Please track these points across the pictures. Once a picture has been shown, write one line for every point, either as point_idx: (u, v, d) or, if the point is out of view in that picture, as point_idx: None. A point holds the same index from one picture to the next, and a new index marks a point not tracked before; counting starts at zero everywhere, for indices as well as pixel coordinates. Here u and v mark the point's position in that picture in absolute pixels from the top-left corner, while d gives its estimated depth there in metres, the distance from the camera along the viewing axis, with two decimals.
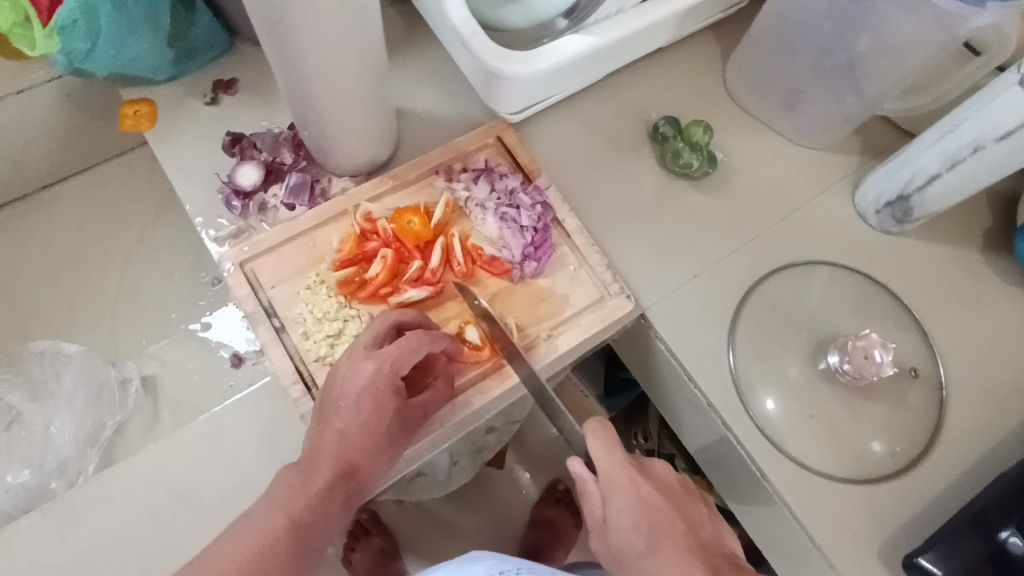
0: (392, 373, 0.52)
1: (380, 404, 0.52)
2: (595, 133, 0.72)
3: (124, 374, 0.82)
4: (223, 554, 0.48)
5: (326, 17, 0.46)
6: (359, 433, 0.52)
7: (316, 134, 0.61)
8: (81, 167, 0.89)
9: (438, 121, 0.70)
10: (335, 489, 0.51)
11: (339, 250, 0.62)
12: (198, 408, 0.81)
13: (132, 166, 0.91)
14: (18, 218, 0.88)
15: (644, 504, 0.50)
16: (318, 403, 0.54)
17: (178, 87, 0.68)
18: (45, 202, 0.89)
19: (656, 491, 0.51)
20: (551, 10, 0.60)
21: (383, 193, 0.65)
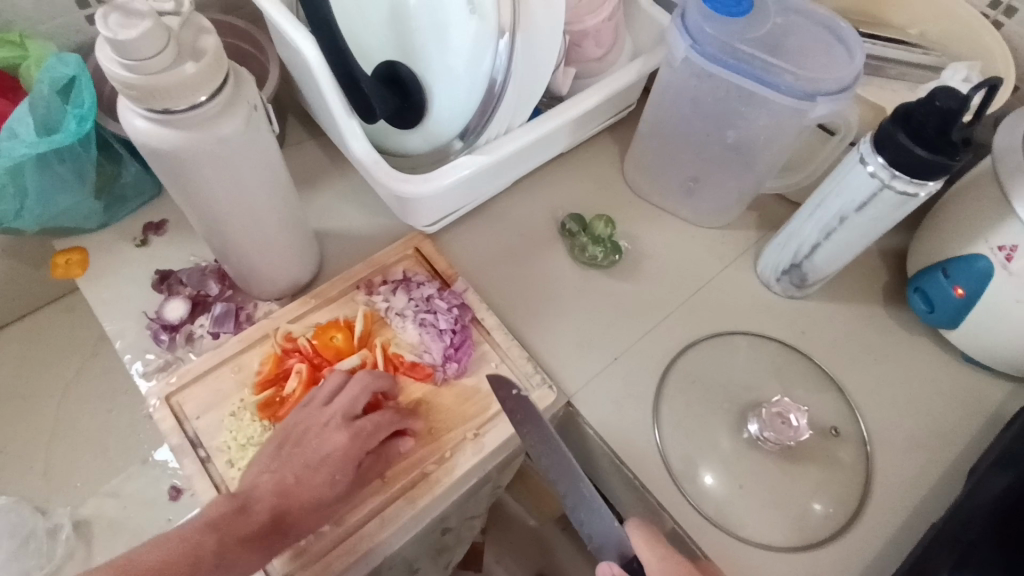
0: (365, 444, 0.57)
1: (341, 469, 0.56)
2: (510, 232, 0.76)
3: (54, 522, 0.82)
4: (142, 558, 0.50)
5: (225, 167, 0.51)
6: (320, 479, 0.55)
7: (236, 266, 0.64)
8: (25, 311, 0.91)
9: (360, 238, 0.75)
10: (262, 537, 0.52)
11: (261, 372, 0.63)
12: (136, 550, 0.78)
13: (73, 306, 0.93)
14: None
15: None
16: (279, 441, 0.57)
17: (110, 233, 0.73)
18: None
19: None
20: (445, 134, 0.65)
21: (304, 313, 0.67)
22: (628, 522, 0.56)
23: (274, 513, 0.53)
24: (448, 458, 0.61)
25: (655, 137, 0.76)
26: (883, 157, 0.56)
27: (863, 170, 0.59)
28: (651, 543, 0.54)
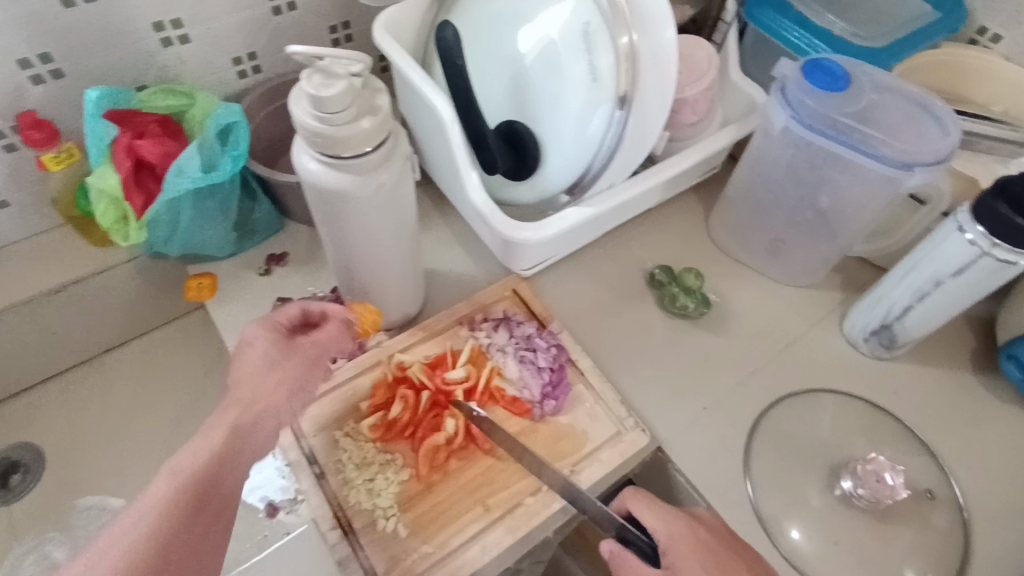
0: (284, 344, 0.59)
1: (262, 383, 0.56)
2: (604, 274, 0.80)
3: None
4: None
5: (374, 208, 0.57)
6: (267, 388, 0.55)
7: (357, 298, 0.71)
8: (146, 329, 0.95)
9: (463, 280, 0.80)
10: (194, 489, 0.49)
11: (372, 396, 0.68)
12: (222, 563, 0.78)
13: (189, 329, 0.97)
14: (79, 379, 0.93)
15: (701, 550, 0.54)
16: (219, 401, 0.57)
17: (237, 261, 0.79)
18: (108, 364, 0.94)
19: (708, 533, 0.56)
20: (554, 188, 0.71)
21: (411, 344, 0.72)
22: (626, 493, 0.59)
23: (208, 463, 0.51)
24: (545, 493, 0.63)
25: (744, 198, 0.81)
26: (982, 226, 0.59)
27: (960, 238, 0.62)
28: (649, 507, 0.58)
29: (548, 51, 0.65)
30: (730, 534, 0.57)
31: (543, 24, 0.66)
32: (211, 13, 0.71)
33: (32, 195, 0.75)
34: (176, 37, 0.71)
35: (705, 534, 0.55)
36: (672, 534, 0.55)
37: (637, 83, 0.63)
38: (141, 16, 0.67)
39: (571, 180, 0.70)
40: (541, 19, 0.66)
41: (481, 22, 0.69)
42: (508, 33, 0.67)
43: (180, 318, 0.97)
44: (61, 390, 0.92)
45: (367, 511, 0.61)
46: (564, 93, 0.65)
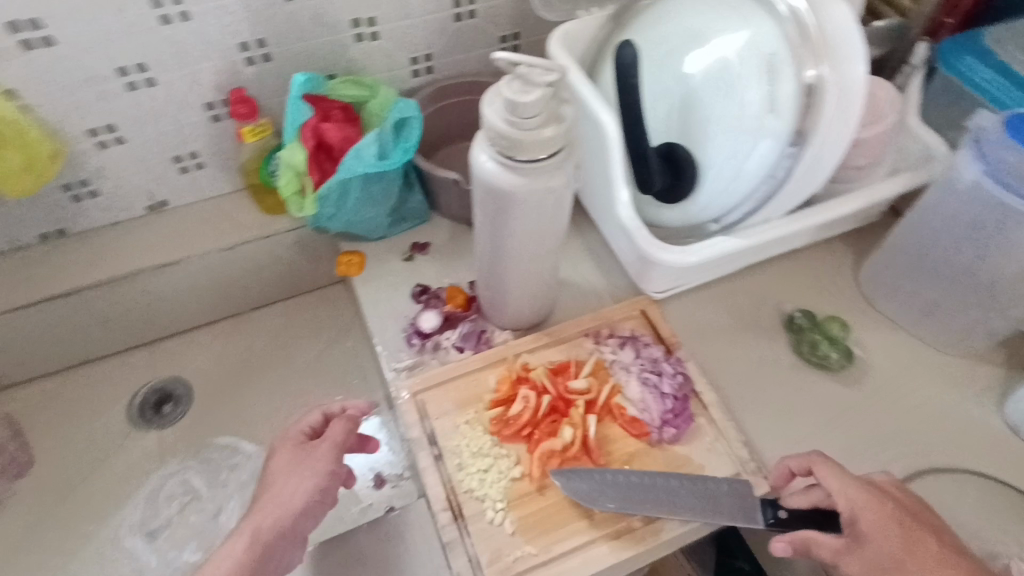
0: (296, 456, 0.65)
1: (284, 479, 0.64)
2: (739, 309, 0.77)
3: None
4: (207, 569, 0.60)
5: (536, 211, 0.59)
6: (289, 493, 0.62)
7: (493, 294, 0.73)
8: (292, 292, 0.98)
9: (592, 293, 0.81)
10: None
11: (495, 390, 0.69)
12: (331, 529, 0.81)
13: (328, 298, 0.99)
14: (227, 328, 0.97)
15: (893, 522, 0.54)
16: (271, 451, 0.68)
17: (385, 244, 0.85)
18: (252, 319, 0.97)
19: (892, 502, 0.56)
20: (704, 216, 0.71)
21: (536, 348, 0.73)
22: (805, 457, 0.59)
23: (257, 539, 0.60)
24: (654, 521, 0.62)
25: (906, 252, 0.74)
26: None
27: None
28: (835, 473, 0.57)
29: (723, 79, 0.65)
30: (913, 508, 0.56)
31: (719, 48, 0.66)
32: (403, 14, 0.78)
33: (225, 161, 0.85)
34: (369, 33, 0.78)
35: (893, 506, 0.55)
36: (861, 508, 0.55)
37: (812, 122, 0.62)
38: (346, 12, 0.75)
39: (722, 212, 0.70)
40: (717, 44, 0.66)
41: (654, 46, 0.71)
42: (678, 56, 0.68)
43: (323, 286, 1.00)
44: (205, 335, 0.96)
45: (478, 501, 0.62)
46: (733, 122, 0.65)
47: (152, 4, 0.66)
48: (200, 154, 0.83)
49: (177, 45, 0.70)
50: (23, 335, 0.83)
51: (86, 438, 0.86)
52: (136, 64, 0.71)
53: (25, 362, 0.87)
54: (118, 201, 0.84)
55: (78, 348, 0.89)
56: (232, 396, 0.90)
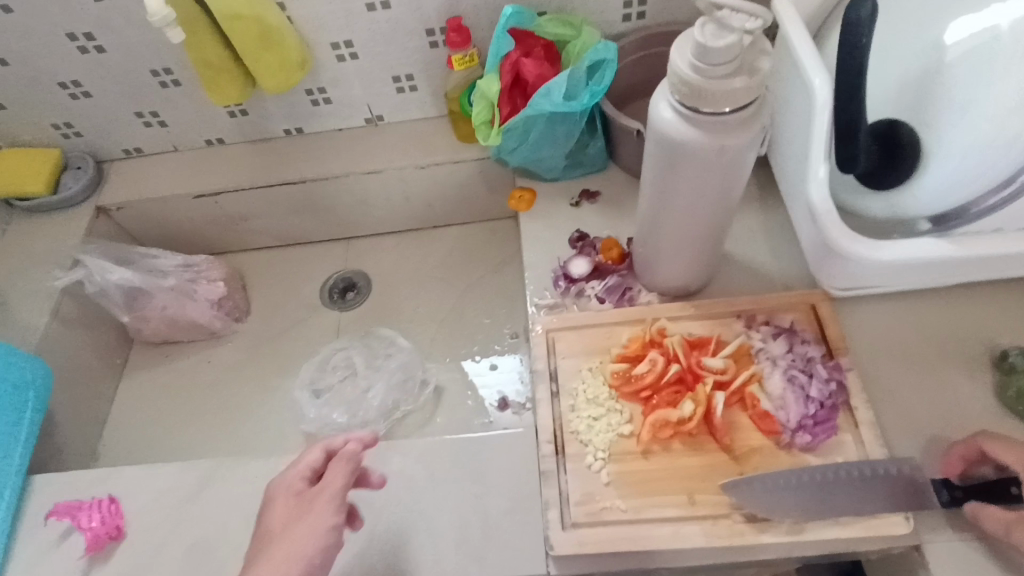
0: (291, 517, 0.58)
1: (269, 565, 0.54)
2: (935, 307, 0.68)
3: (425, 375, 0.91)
4: None
5: (705, 169, 0.56)
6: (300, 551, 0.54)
7: (646, 252, 0.71)
8: (467, 219, 1.06)
9: (757, 275, 0.75)
10: None
11: (625, 346, 0.68)
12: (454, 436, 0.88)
13: (497, 230, 1.05)
14: (408, 241, 1.07)
15: None
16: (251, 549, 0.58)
17: (556, 186, 0.87)
18: (428, 236, 1.07)
19: None
20: (916, 209, 0.60)
21: (680, 317, 0.70)
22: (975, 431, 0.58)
23: None
24: (759, 521, 0.58)
25: None
26: None
27: None
28: (1008, 444, 0.56)
29: (981, 56, 0.56)
30: None
31: (988, 20, 0.56)
32: None
33: (434, 87, 0.94)
34: None
35: None
36: None
37: None
38: None
39: (943, 209, 0.59)
40: (987, 15, 0.56)
41: (901, 6, 0.61)
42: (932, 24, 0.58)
43: (495, 220, 1.06)
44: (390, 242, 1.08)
45: (582, 445, 0.64)
46: (976, 109, 0.56)
47: None
48: (415, 78, 0.93)
49: None
50: (263, 207, 1.01)
51: (285, 305, 1.02)
52: None
53: (256, 234, 1.06)
54: (345, 111, 0.98)
55: (294, 231, 1.06)
56: (399, 299, 1.01)
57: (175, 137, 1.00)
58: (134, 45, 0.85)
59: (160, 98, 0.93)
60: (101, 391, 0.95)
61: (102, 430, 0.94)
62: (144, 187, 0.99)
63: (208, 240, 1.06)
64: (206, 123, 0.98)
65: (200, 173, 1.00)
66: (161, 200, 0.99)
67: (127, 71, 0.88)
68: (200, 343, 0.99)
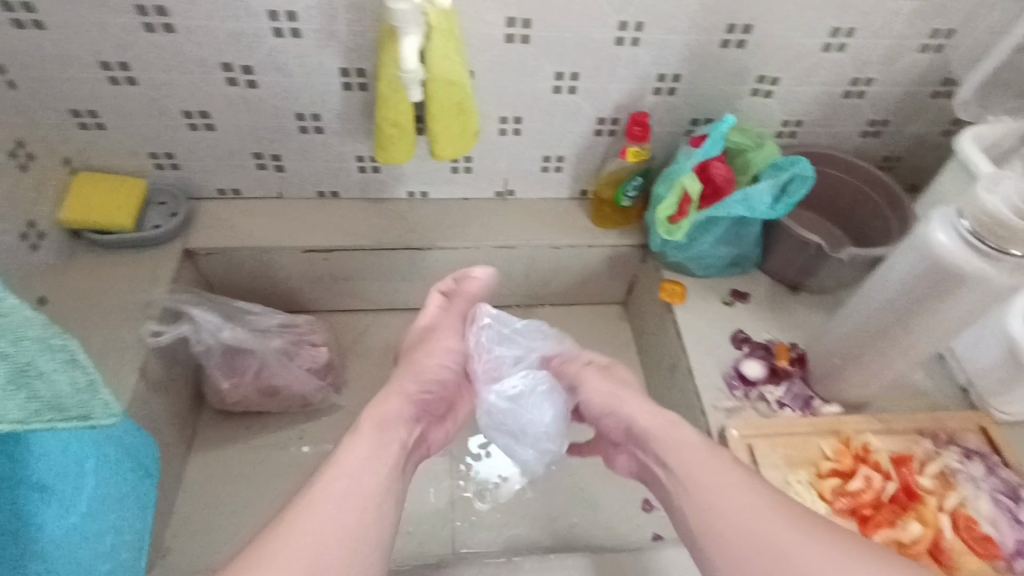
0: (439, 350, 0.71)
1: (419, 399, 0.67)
2: None
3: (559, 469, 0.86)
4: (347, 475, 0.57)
5: (974, 302, 0.58)
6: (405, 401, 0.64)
7: (840, 364, 0.73)
8: (576, 301, 1.04)
9: (920, 392, 0.78)
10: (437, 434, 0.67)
11: (834, 460, 0.69)
12: (590, 535, 0.82)
13: (606, 317, 1.04)
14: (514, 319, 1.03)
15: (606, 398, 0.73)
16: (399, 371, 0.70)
17: (705, 283, 0.88)
18: (534, 315, 1.04)
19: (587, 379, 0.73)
20: None
21: (872, 431, 0.71)
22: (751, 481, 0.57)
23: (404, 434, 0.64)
24: None
25: None
26: None
27: None
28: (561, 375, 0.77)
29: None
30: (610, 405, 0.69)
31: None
32: (804, 81, 0.83)
33: (580, 170, 0.93)
34: (765, 91, 0.84)
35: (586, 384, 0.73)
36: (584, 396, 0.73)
37: None
38: (759, 67, 0.81)
39: None
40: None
41: None
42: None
43: (603, 305, 1.05)
44: None
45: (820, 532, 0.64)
46: None
47: (619, 26, 0.74)
48: (565, 159, 0.91)
49: (613, 63, 0.78)
50: (373, 269, 0.94)
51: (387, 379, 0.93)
52: (572, 73, 0.79)
53: (352, 295, 0.97)
54: (480, 181, 0.94)
55: (394, 295, 0.99)
56: None
57: (285, 184, 0.91)
58: (295, 87, 0.78)
59: (292, 143, 0.85)
60: (175, 469, 0.80)
61: (170, 518, 0.79)
62: (245, 234, 0.88)
63: (296, 297, 0.96)
64: (328, 175, 0.90)
65: (309, 226, 0.91)
66: (264, 250, 0.88)
67: (271, 112, 0.81)
68: (290, 416, 0.87)
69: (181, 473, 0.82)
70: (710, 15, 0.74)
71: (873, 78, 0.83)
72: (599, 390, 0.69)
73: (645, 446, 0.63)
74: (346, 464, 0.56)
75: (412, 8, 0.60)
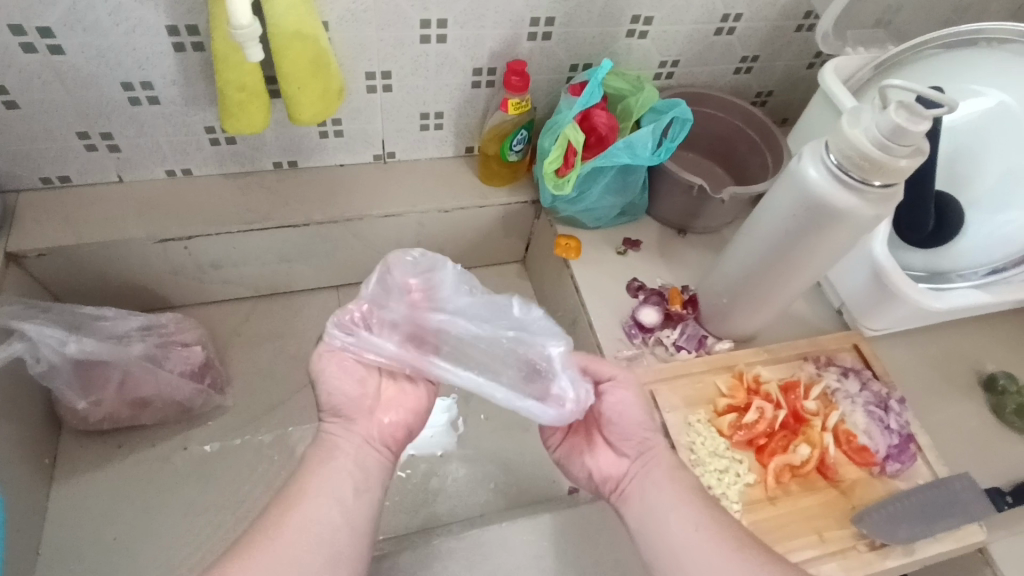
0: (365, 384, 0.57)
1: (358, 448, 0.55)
2: (933, 340, 0.83)
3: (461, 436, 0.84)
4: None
5: (845, 235, 0.61)
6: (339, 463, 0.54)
7: (726, 304, 0.75)
8: (472, 263, 1.00)
9: (800, 317, 0.83)
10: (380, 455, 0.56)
11: (729, 396, 0.71)
12: (511, 495, 0.81)
13: (504, 275, 1.02)
14: None
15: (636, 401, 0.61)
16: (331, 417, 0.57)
17: (599, 235, 0.88)
18: None
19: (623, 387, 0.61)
20: (953, 264, 0.73)
21: (762, 362, 0.75)
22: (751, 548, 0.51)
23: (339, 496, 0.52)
24: (878, 547, 0.64)
25: None
26: None
27: None
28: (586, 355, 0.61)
29: (1003, 127, 0.71)
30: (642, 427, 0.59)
31: (977, 106, 0.72)
32: (677, 19, 0.81)
33: (462, 125, 0.88)
34: (640, 32, 0.81)
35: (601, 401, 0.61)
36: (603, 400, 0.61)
37: None
38: (632, 7, 0.78)
39: (986, 262, 0.72)
40: (975, 103, 0.72)
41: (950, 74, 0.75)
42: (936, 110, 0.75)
43: (501, 263, 1.02)
44: None
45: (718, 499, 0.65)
46: (1008, 173, 0.70)
47: None
48: (444, 116, 0.86)
49: (482, 8, 0.73)
50: (246, 252, 0.85)
51: (277, 370, 0.86)
52: (438, 20, 0.73)
53: (225, 283, 0.88)
54: (354, 145, 0.86)
55: (274, 278, 0.90)
56: None
57: (124, 166, 0.79)
58: (112, 50, 0.66)
59: (122, 118, 0.73)
60: (33, 507, 0.70)
61: (34, 560, 0.70)
62: (83, 227, 0.77)
63: (160, 291, 0.86)
64: (176, 152, 0.79)
65: (162, 211, 0.80)
66: (107, 246, 0.77)
67: (87, 82, 0.69)
68: (167, 425, 0.79)
69: (45, 507, 0.72)
70: None
71: (741, 14, 0.83)
72: (639, 402, 0.60)
73: (651, 473, 0.57)
74: (322, 473, 0.53)
75: None
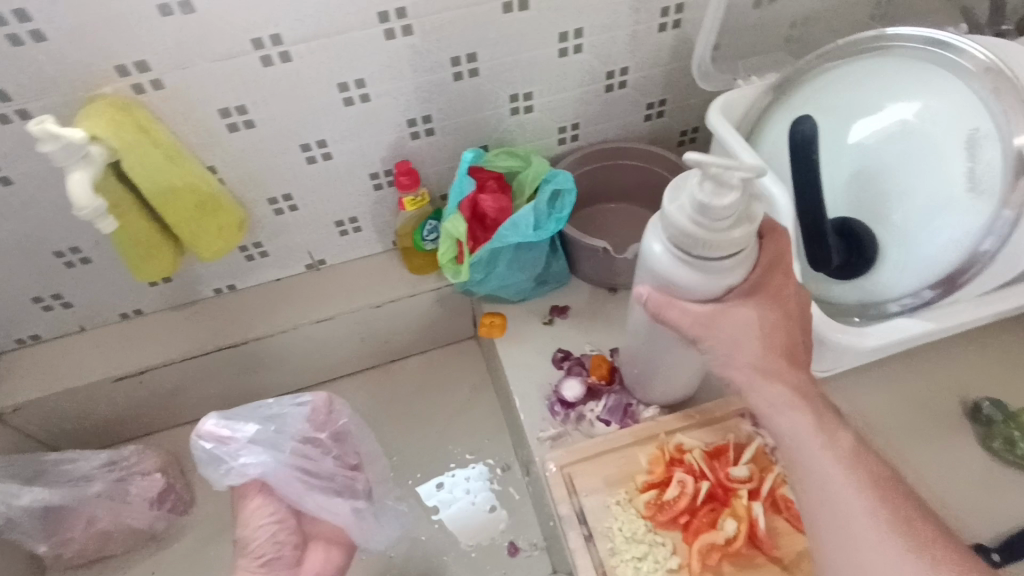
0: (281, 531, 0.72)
1: None
2: (902, 372, 0.76)
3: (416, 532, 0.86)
4: None
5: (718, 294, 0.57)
6: None
7: (640, 372, 0.71)
8: (424, 347, 1.01)
9: None
10: None
11: (649, 471, 0.67)
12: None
13: (457, 353, 1.02)
14: (370, 379, 1.01)
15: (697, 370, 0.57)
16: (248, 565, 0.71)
17: (526, 307, 0.86)
18: (390, 371, 1.01)
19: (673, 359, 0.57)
20: (883, 292, 0.66)
21: (689, 427, 0.70)
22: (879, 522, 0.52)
23: None
24: None
25: None
26: None
27: None
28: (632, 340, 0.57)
29: (913, 141, 0.63)
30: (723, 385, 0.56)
31: (884, 119, 0.65)
32: (559, 88, 0.81)
33: (379, 224, 0.90)
34: (524, 107, 0.81)
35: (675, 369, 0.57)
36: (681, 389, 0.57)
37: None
38: (506, 87, 0.78)
39: (916, 288, 0.64)
40: (882, 116, 0.65)
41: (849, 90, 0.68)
42: (843, 128, 0.67)
43: (454, 342, 1.03)
44: (348, 385, 1.01)
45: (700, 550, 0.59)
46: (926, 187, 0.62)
47: (340, 88, 0.71)
48: (358, 219, 0.89)
49: (355, 123, 0.76)
50: (197, 375, 0.90)
51: None
52: (317, 141, 0.76)
53: (188, 405, 0.94)
54: (282, 260, 0.91)
55: (234, 392, 0.96)
56: None
57: (81, 316, 0.88)
58: (36, 228, 0.75)
59: (65, 279, 0.82)
60: None
61: None
62: (48, 379, 0.85)
63: (131, 421, 0.93)
64: (122, 297, 0.87)
65: (117, 351, 0.88)
66: (70, 392, 0.85)
67: (24, 256, 0.77)
68: (136, 551, 0.85)
69: None
70: (425, 56, 0.71)
71: (628, 67, 0.81)
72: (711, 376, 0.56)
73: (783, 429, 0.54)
74: None
75: (62, 147, 0.59)
